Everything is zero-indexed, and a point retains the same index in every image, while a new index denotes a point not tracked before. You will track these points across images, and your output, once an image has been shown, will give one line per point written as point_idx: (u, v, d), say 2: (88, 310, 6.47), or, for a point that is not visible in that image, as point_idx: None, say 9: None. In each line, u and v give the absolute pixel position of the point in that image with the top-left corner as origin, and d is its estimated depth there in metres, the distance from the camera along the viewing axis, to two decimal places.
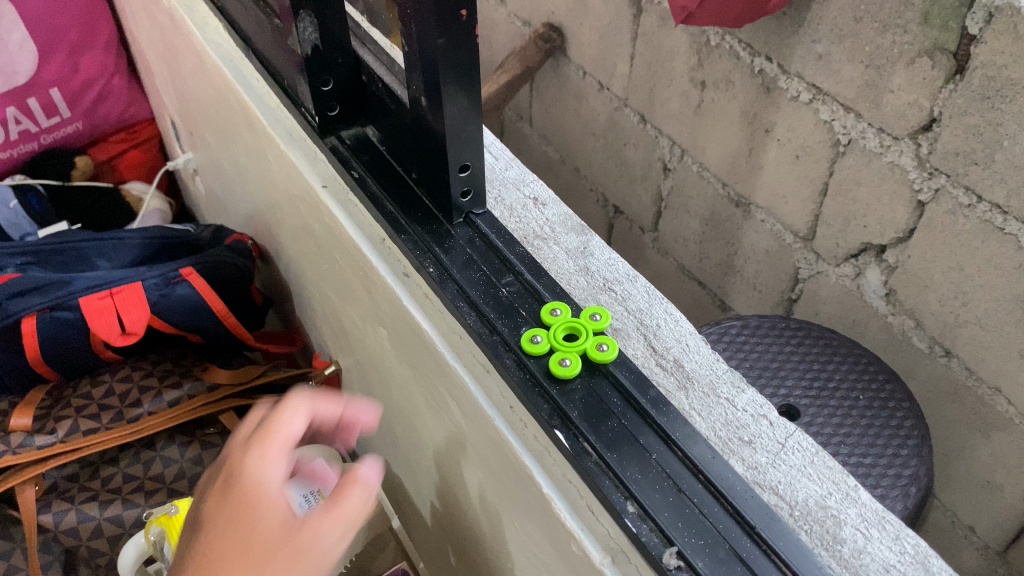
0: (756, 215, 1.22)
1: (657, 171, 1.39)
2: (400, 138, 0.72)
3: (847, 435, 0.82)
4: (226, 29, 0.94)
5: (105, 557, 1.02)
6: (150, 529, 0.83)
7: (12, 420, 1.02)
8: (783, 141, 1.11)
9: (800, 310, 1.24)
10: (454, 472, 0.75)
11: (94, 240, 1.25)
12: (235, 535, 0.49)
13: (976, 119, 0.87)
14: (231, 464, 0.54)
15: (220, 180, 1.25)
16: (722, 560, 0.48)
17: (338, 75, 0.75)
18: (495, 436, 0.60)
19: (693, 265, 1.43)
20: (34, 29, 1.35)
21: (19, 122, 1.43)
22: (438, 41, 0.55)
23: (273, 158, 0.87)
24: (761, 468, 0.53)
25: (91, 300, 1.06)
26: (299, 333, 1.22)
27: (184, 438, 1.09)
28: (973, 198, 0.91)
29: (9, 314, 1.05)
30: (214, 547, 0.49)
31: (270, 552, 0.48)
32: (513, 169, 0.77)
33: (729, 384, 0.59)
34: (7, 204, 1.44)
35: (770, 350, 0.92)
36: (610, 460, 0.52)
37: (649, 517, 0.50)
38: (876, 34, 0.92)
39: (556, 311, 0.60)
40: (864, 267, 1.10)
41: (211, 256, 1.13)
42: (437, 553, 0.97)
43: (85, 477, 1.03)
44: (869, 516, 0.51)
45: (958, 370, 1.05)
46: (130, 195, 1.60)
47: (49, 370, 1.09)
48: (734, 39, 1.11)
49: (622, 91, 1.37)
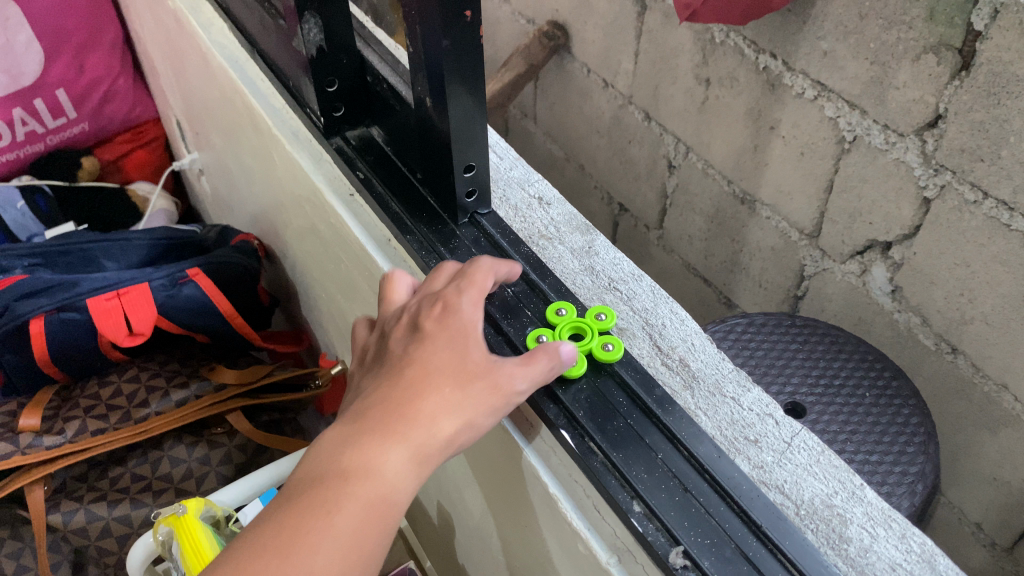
0: (762, 212, 1.22)
1: (662, 169, 1.39)
2: (405, 139, 0.72)
3: (853, 432, 0.82)
4: (231, 30, 0.94)
5: (113, 556, 1.03)
6: (158, 530, 0.83)
7: (22, 421, 1.02)
8: (788, 138, 1.11)
9: (806, 307, 1.24)
10: (459, 471, 0.75)
11: (101, 242, 1.25)
12: (447, 351, 0.49)
13: (982, 115, 0.86)
14: (438, 293, 0.54)
15: (225, 180, 1.25)
16: (728, 560, 0.48)
17: (342, 76, 0.75)
18: (501, 436, 0.61)
19: (698, 263, 1.43)
20: (40, 30, 1.36)
21: (26, 123, 1.44)
22: (443, 42, 0.55)
23: (279, 159, 0.87)
24: (766, 467, 0.53)
25: (99, 301, 1.07)
26: (307, 334, 1.26)
27: (191, 438, 1.09)
28: (979, 195, 0.91)
29: (18, 316, 1.06)
30: (425, 356, 0.49)
31: (469, 377, 0.48)
32: (518, 168, 0.77)
33: (735, 383, 0.59)
34: (14, 206, 1.45)
35: (775, 347, 0.91)
36: (616, 459, 0.52)
37: (655, 516, 0.50)
38: (881, 30, 0.92)
39: (561, 311, 0.60)
40: (870, 263, 1.10)
41: (218, 257, 1.14)
42: (443, 551, 0.97)
43: (94, 477, 1.04)
44: (875, 515, 0.51)
45: (964, 367, 1.05)
46: (136, 195, 1.60)
47: (56, 371, 1.10)
48: (739, 36, 1.11)
49: (627, 88, 1.37)
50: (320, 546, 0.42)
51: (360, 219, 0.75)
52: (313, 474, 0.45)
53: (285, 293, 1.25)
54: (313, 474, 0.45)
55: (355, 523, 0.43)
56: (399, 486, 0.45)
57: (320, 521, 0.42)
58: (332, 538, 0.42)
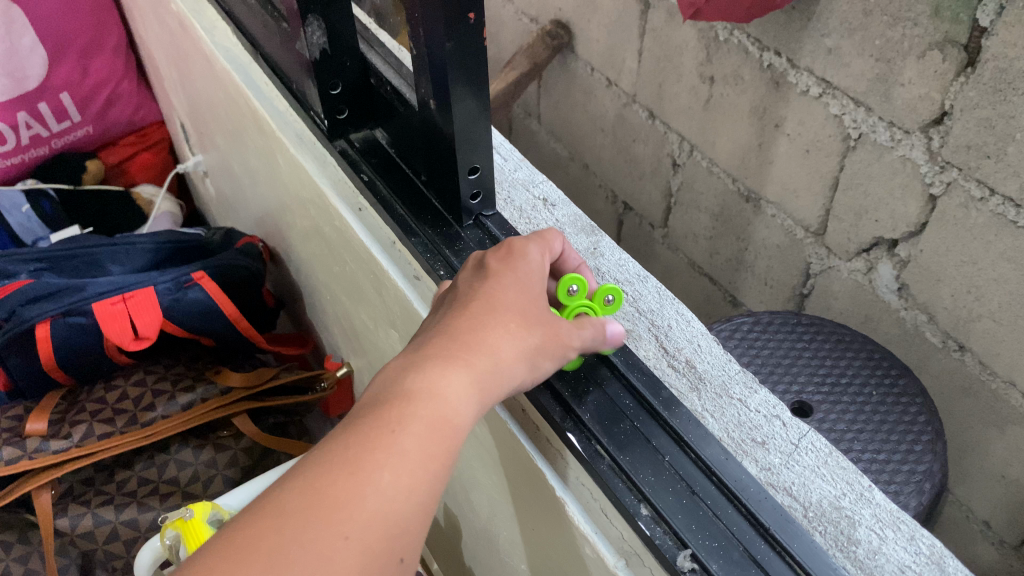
0: (767, 210, 1.22)
1: (667, 167, 1.38)
2: (409, 141, 0.72)
3: (860, 431, 0.81)
4: (233, 32, 0.94)
5: (121, 560, 1.03)
6: (166, 534, 0.83)
7: (28, 425, 1.03)
8: (793, 136, 1.11)
9: (811, 305, 1.24)
10: (466, 473, 0.75)
11: (106, 246, 1.26)
12: (511, 292, 0.50)
13: (988, 111, 0.86)
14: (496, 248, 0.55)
15: (229, 181, 1.25)
16: (736, 562, 0.48)
17: (346, 78, 0.75)
18: (509, 440, 0.61)
19: (703, 261, 1.42)
20: (44, 34, 1.36)
21: (31, 127, 1.44)
22: (446, 45, 0.54)
23: (283, 161, 0.87)
24: (774, 470, 0.53)
25: (104, 305, 1.07)
26: (312, 336, 1.26)
27: (198, 441, 1.09)
28: (985, 192, 0.90)
29: (23, 321, 1.06)
30: (489, 295, 0.50)
31: (530, 319, 0.49)
32: (522, 169, 0.77)
33: (742, 384, 0.59)
34: (19, 209, 1.46)
35: (782, 345, 0.91)
36: (623, 462, 0.52)
37: (662, 519, 0.50)
38: (886, 27, 0.91)
39: (573, 287, 0.56)
40: (876, 261, 1.09)
41: (223, 260, 1.15)
42: (450, 552, 0.97)
43: (101, 481, 1.04)
44: (884, 516, 0.51)
45: (972, 365, 1.04)
46: (140, 198, 1.60)
47: (63, 375, 1.10)
48: (743, 33, 1.10)
49: (630, 86, 1.37)
50: (391, 461, 0.41)
51: (365, 222, 0.75)
52: (376, 400, 0.44)
53: (290, 296, 1.26)
54: (377, 398, 0.44)
55: (426, 443, 0.42)
56: (464, 410, 0.44)
57: (390, 437, 0.41)
58: (401, 455, 0.41)
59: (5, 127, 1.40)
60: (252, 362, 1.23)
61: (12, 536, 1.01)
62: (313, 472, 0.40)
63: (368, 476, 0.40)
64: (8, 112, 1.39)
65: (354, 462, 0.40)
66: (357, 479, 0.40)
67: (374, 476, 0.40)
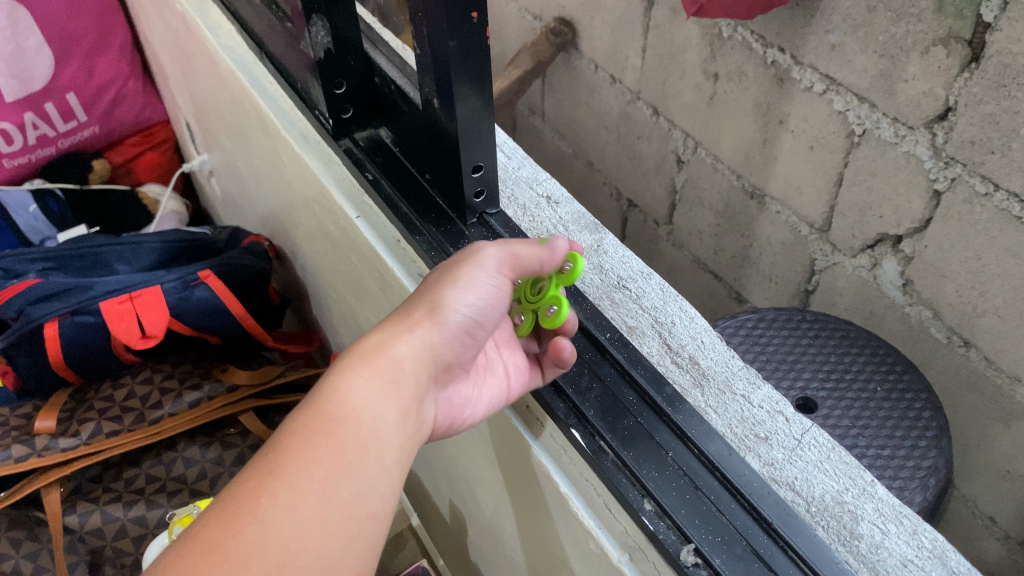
0: (772, 207, 1.22)
1: (671, 164, 1.38)
2: (413, 140, 0.73)
3: (865, 427, 0.81)
4: (238, 32, 0.95)
5: (130, 557, 1.03)
6: (174, 529, 0.85)
7: (37, 423, 1.04)
8: (797, 132, 1.10)
9: (816, 301, 1.24)
10: (472, 470, 0.76)
11: (113, 245, 1.26)
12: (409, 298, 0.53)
13: (992, 107, 0.86)
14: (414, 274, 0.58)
15: (235, 181, 1.26)
16: (740, 557, 0.48)
17: (350, 77, 0.76)
18: (514, 437, 0.62)
19: (708, 258, 1.42)
20: (50, 35, 1.37)
21: (37, 128, 1.45)
22: (449, 44, 0.55)
23: (288, 160, 0.88)
24: (777, 465, 0.53)
25: (112, 304, 1.08)
26: (318, 333, 1.26)
27: (205, 439, 1.10)
28: (990, 187, 0.90)
29: (31, 320, 1.07)
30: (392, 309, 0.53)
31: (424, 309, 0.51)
32: (526, 167, 0.77)
33: (745, 380, 0.59)
34: (26, 209, 1.47)
35: (786, 342, 0.91)
36: (627, 458, 0.53)
37: (666, 514, 0.50)
38: (889, 23, 0.91)
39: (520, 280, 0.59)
40: (881, 257, 1.09)
41: (229, 259, 1.16)
42: (456, 549, 0.98)
43: (109, 478, 1.05)
44: (886, 511, 0.51)
45: (977, 361, 1.04)
46: (146, 198, 1.61)
47: (71, 373, 1.11)
48: (747, 30, 1.10)
49: (634, 83, 1.37)
50: (294, 487, 0.43)
51: (370, 219, 0.75)
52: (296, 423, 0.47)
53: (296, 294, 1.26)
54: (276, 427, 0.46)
55: (326, 455, 0.44)
56: (369, 407, 0.47)
57: (295, 462, 0.43)
58: (307, 479, 0.43)
59: (12, 127, 1.41)
60: (259, 360, 1.23)
61: (22, 532, 1.01)
62: (211, 521, 0.42)
63: (274, 514, 0.42)
64: (14, 112, 1.40)
65: (258, 500, 0.42)
66: (261, 516, 0.42)
67: (281, 510, 0.42)
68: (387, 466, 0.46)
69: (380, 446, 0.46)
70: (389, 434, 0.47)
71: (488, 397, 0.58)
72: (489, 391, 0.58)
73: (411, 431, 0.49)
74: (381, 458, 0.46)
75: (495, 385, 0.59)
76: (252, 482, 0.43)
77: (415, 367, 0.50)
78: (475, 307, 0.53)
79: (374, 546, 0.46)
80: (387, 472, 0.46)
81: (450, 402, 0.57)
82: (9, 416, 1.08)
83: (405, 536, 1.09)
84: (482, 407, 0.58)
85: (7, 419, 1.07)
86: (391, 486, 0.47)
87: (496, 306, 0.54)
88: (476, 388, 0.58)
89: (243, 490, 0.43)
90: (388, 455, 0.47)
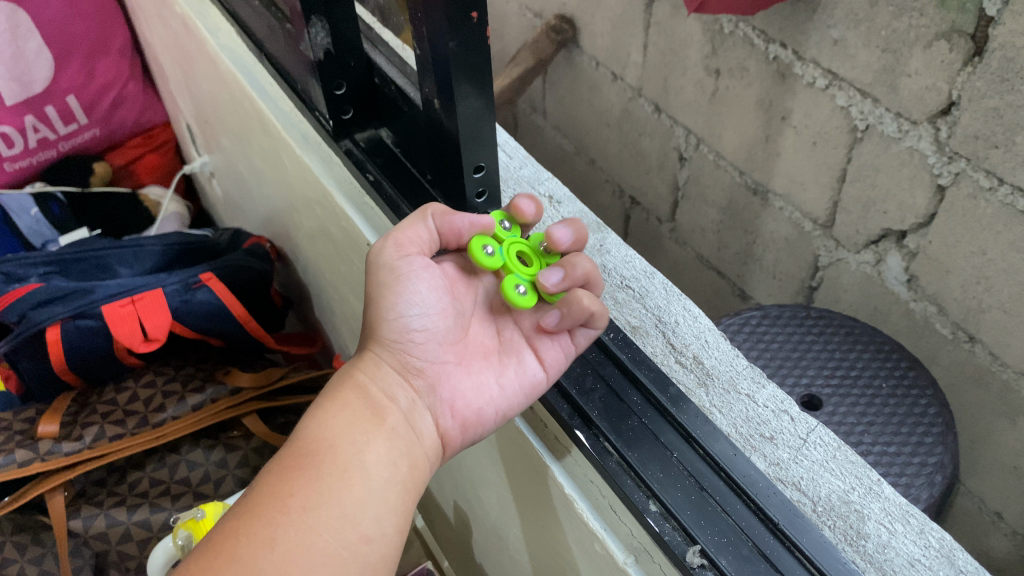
0: (775, 203, 1.21)
1: (674, 161, 1.38)
2: (414, 140, 0.72)
3: (870, 424, 0.81)
4: (238, 34, 0.95)
5: (134, 561, 1.03)
6: (178, 533, 0.85)
7: (40, 428, 1.03)
8: (799, 128, 1.10)
9: (820, 297, 1.23)
10: (476, 471, 0.75)
11: (114, 248, 1.26)
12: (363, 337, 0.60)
13: (996, 101, 0.85)
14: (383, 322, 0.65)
15: (236, 182, 1.26)
16: (745, 558, 0.48)
17: (350, 79, 0.76)
18: (516, 437, 0.62)
19: (711, 255, 1.42)
20: (49, 37, 1.36)
21: (38, 131, 1.45)
22: (449, 44, 0.54)
23: (289, 161, 0.88)
24: (782, 464, 0.53)
25: (114, 307, 1.08)
26: (321, 334, 1.27)
27: (208, 442, 1.10)
28: (994, 181, 0.90)
29: (33, 324, 1.07)
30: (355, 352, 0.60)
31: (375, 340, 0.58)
32: (528, 167, 0.77)
33: (749, 379, 0.59)
34: (29, 213, 1.47)
35: (791, 339, 0.90)
36: (631, 459, 0.52)
37: (671, 515, 0.50)
38: (892, 17, 0.91)
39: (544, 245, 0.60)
40: (885, 253, 1.09)
41: (231, 262, 1.16)
42: (460, 549, 0.98)
43: (113, 482, 1.05)
44: (893, 510, 0.51)
45: (982, 356, 1.03)
46: (148, 200, 1.61)
47: (73, 377, 1.10)
48: (749, 25, 1.10)
49: (637, 80, 1.36)
50: (273, 518, 0.47)
51: (371, 221, 0.75)
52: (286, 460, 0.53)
53: (298, 295, 1.26)
54: (257, 479, 0.52)
55: (302, 481, 0.49)
56: (338, 435, 0.52)
57: (271, 498, 0.49)
58: (284, 508, 0.48)
59: (13, 130, 1.41)
60: (262, 362, 1.23)
61: (27, 537, 1.02)
62: (196, 564, 0.47)
63: (254, 547, 0.46)
64: (15, 115, 1.40)
65: (235, 540, 0.47)
66: (239, 553, 0.46)
67: (261, 543, 0.46)
68: (370, 481, 0.51)
69: (358, 464, 0.51)
70: (367, 450, 0.52)
71: (514, 382, 0.58)
72: (511, 377, 0.59)
73: (396, 444, 0.54)
74: (363, 474, 0.51)
75: (525, 370, 0.59)
76: (231, 527, 0.48)
77: (375, 385, 0.56)
78: (416, 307, 0.57)
79: (373, 562, 0.49)
80: (371, 488, 0.51)
81: (456, 405, 0.58)
82: (13, 420, 1.08)
83: (410, 537, 1.09)
84: (511, 396, 0.58)
85: (10, 423, 1.07)
86: (380, 498, 0.51)
87: (439, 301, 0.58)
88: (490, 380, 0.59)
89: (222, 535, 0.47)
90: (370, 471, 0.51)
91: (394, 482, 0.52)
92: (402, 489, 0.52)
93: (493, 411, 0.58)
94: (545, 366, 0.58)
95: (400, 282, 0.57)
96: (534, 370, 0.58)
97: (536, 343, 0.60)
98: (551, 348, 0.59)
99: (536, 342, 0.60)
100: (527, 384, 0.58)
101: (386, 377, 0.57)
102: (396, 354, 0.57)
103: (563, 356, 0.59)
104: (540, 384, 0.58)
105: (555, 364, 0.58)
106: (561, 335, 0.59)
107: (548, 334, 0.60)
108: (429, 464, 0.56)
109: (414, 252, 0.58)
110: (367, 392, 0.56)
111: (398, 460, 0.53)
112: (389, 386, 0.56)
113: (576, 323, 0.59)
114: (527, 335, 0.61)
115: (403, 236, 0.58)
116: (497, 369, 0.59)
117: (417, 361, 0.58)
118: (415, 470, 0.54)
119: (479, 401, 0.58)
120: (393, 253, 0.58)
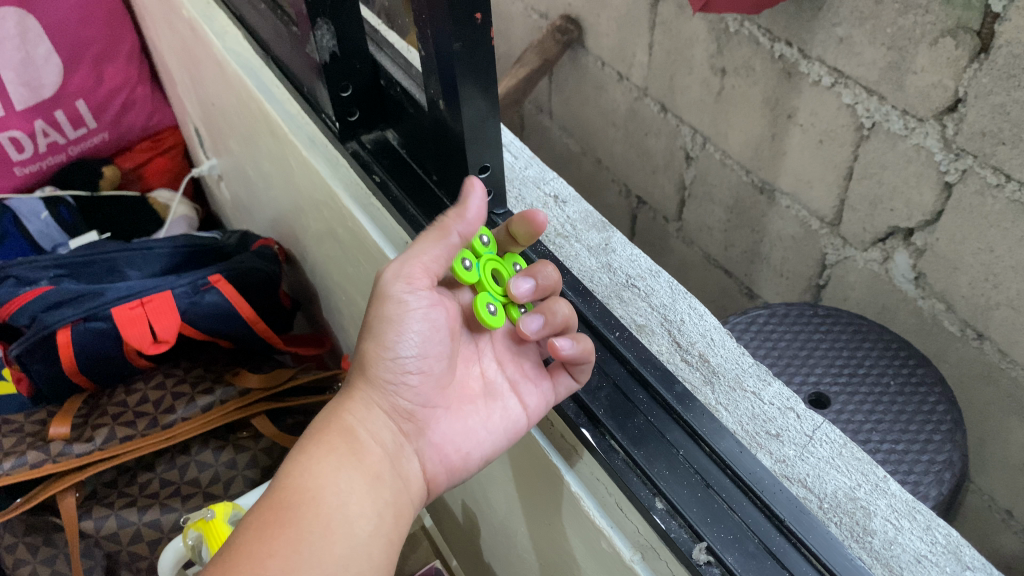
0: (781, 201, 1.21)
1: (680, 160, 1.38)
2: (420, 142, 0.73)
3: (879, 422, 0.80)
4: (244, 37, 0.95)
5: (145, 561, 1.04)
6: (189, 534, 0.86)
7: (52, 429, 1.05)
8: (806, 126, 1.10)
9: (828, 295, 1.23)
10: (484, 472, 0.76)
11: (124, 250, 1.27)
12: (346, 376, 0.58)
13: (1003, 97, 0.85)
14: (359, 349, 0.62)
15: (244, 185, 1.26)
16: (753, 554, 0.48)
17: (356, 81, 0.76)
18: (524, 439, 0.63)
19: (718, 254, 1.42)
20: (57, 41, 1.38)
21: (47, 135, 1.46)
22: (454, 46, 0.55)
23: (297, 165, 0.88)
24: (788, 461, 0.53)
25: (124, 309, 1.09)
26: (328, 335, 1.28)
27: (218, 442, 1.10)
28: (1002, 178, 0.89)
29: (44, 326, 1.08)
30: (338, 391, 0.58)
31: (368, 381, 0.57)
32: (533, 167, 0.77)
33: (756, 377, 0.59)
34: (38, 216, 1.47)
35: (797, 337, 0.91)
36: (637, 457, 0.53)
37: (678, 513, 0.50)
38: (897, 15, 0.91)
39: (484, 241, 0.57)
40: (892, 250, 1.08)
41: (239, 264, 1.16)
42: (469, 551, 0.98)
43: (123, 483, 1.06)
44: (900, 506, 0.51)
45: (991, 353, 1.03)
46: (157, 203, 1.61)
47: (84, 378, 1.12)
48: (754, 25, 1.10)
49: (642, 80, 1.37)
50: None
51: (377, 222, 0.76)
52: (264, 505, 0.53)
53: (306, 297, 1.27)
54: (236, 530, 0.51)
55: (283, 539, 0.49)
56: (326, 488, 0.52)
57: (248, 556, 0.48)
58: (264, 569, 0.47)
59: (22, 135, 1.42)
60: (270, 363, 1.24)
61: (39, 538, 1.04)
62: None
63: None
64: (25, 120, 1.42)
65: None
66: None
67: None
68: (354, 536, 0.51)
69: (342, 518, 0.51)
70: (350, 503, 0.52)
71: (499, 425, 0.59)
72: (496, 420, 0.59)
73: (381, 492, 0.54)
74: (347, 529, 0.51)
75: (506, 413, 0.59)
76: None
77: (365, 428, 0.56)
78: (413, 348, 0.56)
79: None
80: (354, 542, 0.51)
81: (443, 449, 0.59)
82: (24, 421, 1.09)
83: (418, 536, 1.12)
84: (496, 439, 0.59)
85: (22, 425, 1.08)
86: (361, 553, 0.51)
87: (434, 339, 0.57)
88: (478, 424, 0.59)
89: None
90: (354, 525, 0.51)
91: (379, 535, 0.52)
92: (386, 542, 0.53)
93: (479, 453, 0.59)
94: (526, 408, 0.59)
95: (400, 318, 0.55)
96: (516, 412, 0.59)
97: (519, 387, 0.60)
98: (532, 393, 0.59)
99: (518, 386, 0.60)
100: (512, 428, 0.59)
101: (376, 422, 0.56)
102: (389, 397, 0.57)
103: (546, 403, 0.59)
104: (520, 426, 0.59)
105: (536, 408, 0.59)
106: (541, 380, 0.60)
107: (528, 379, 0.60)
108: (415, 508, 0.57)
109: (416, 282, 0.55)
110: (355, 436, 0.55)
111: (385, 510, 0.54)
112: (378, 429, 0.56)
113: (556, 370, 0.59)
114: (507, 379, 0.61)
115: (416, 256, 0.54)
116: (483, 414, 0.60)
117: (409, 405, 0.57)
118: (401, 518, 0.55)
119: (468, 444, 0.59)
120: (402, 286, 0.55)
